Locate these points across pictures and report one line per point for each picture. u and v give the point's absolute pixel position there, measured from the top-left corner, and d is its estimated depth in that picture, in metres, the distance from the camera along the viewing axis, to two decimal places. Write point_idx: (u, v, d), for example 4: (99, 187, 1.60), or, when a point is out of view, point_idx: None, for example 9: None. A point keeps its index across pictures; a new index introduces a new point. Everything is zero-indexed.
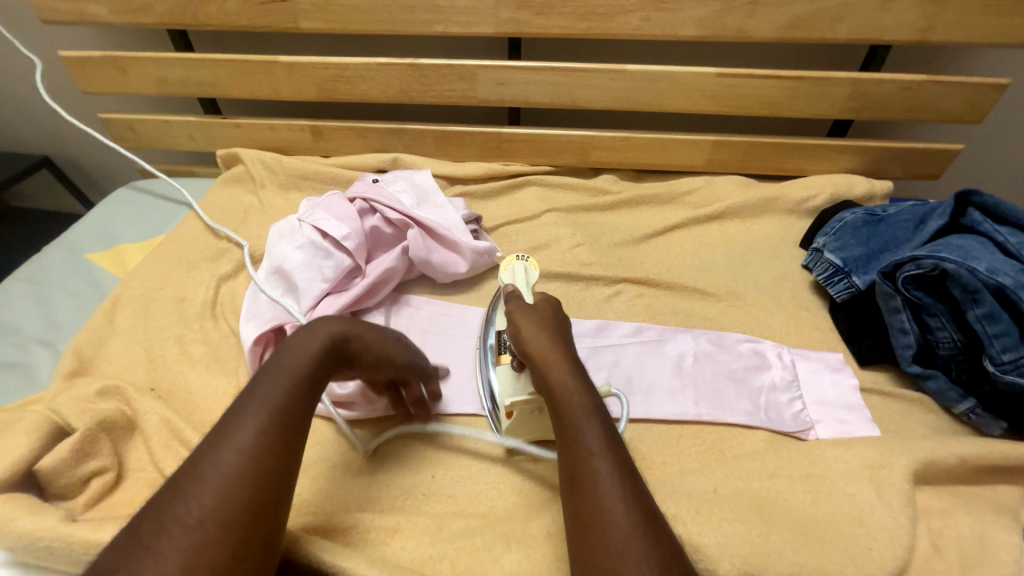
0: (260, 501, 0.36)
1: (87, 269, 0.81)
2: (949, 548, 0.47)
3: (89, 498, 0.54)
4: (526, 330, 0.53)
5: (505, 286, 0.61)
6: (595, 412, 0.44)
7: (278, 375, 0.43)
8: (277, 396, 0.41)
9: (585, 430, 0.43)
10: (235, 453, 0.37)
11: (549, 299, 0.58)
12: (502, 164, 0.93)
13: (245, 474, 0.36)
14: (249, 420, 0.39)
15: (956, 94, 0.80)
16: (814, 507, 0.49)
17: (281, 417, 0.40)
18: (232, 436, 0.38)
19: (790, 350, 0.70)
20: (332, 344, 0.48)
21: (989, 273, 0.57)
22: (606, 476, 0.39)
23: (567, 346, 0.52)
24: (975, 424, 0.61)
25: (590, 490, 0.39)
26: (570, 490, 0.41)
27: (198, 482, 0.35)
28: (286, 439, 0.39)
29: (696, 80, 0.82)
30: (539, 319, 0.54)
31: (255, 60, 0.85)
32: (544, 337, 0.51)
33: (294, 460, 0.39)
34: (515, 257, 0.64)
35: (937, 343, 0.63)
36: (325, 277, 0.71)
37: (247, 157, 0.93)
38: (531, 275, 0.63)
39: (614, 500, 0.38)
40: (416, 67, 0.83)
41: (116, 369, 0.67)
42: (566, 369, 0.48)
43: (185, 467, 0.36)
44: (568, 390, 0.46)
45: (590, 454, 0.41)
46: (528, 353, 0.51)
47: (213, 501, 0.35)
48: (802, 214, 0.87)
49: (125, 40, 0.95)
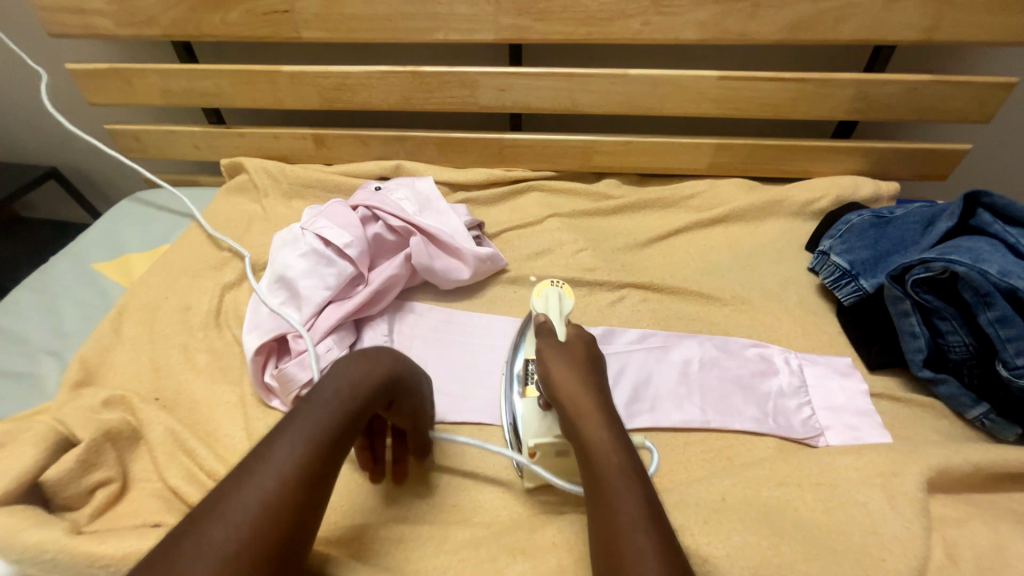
0: (285, 536, 0.35)
1: (93, 278, 0.82)
2: (966, 558, 0.45)
3: (94, 509, 0.54)
4: (556, 372, 0.53)
5: (538, 315, 0.61)
6: (630, 459, 0.44)
7: (322, 403, 0.42)
8: (323, 421, 0.41)
9: (620, 474, 0.42)
10: (272, 482, 0.36)
11: (583, 336, 0.57)
12: (504, 170, 0.93)
13: (276, 505, 0.35)
14: (288, 448, 0.38)
15: (963, 93, 0.79)
16: (825, 516, 0.48)
17: (319, 446, 0.39)
18: (270, 463, 0.37)
19: (798, 354, 0.69)
20: (385, 376, 0.47)
21: (1000, 275, 0.56)
22: (638, 525, 0.39)
23: (601, 389, 0.51)
24: (989, 430, 0.60)
25: (621, 540, 0.38)
26: (598, 537, 0.40)
27: (231, 509, 0.34)
28: (321, 469, 0.39)
29: (698, 83, 0.81)
30: (573, 360, 0.54)
31: (257, 70, 0.86)
32: (576, 382, 0.51)
33: (323, 494, 0.39)
34: (551, 283, 0.64)
35: (948, 347, 0.62)
36: (328, 284, 0.71)
37: (252, 166, 0.94)
38: (565, 304, 0.62)
39: (648, 554, 0.37)
40: (417, 74, 0.84)
41: (122, 378, 0.68)
42: (600, 415, 0.48)
43: (219, 488, 0.35)
44: (601, 434, 0.46)
45: (623, 497, 0.41)
46: (557, 398, 0.51)
47: (242, 533, 0.33)
48: (807, 217, 0.86)
49: (131, 51, 0.96)
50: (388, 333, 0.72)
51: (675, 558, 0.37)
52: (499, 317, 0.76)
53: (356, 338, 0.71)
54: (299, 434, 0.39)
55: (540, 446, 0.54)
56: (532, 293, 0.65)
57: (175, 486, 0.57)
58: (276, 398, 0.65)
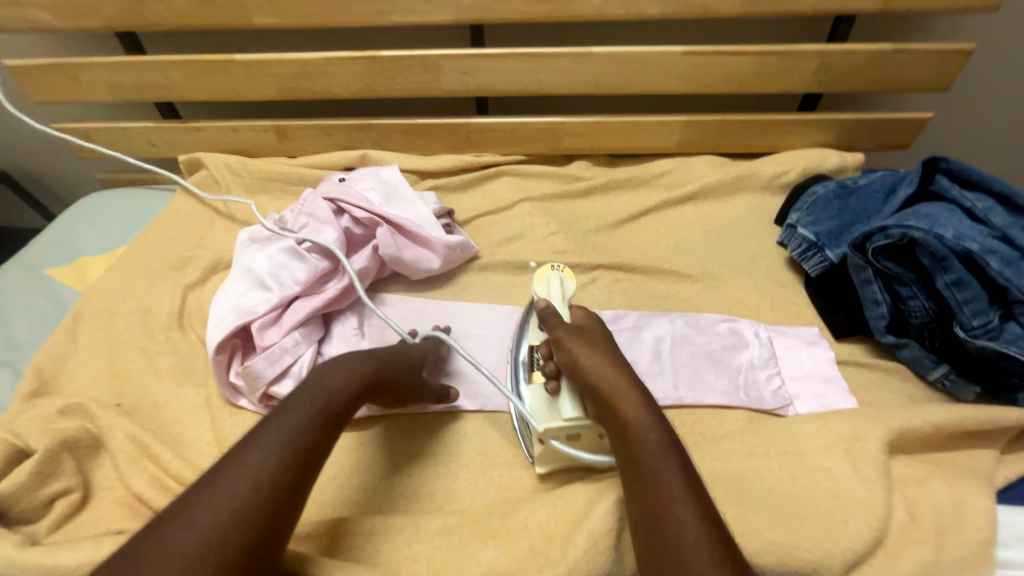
0: (286, 498, 0.37)
1: (48, 285, 0.79)
2: (925, 515, 0.47)
3: (53, 521, 0.52)
4: (582, 356, 0.50)
5: (539, 299, 0.59)
6: (664, 429, 0.44)
7: (321, 383, 0.46)
8: (301, 421, 0.41)
9: (658, 443, 0.43)
10: (276, 445, 0.39)
11: (592, 316, 0.57)
12: (473, 155, 0.91)
13: (279, 467, 0.38)
14: (283, 432, 0.40)
15: (923, 62, 0.80)
16: (791, 484, 0.49)
17: (318, 422, 0.42)
18: (276, 429, 0.40)
19: (767, 327, 0.70)
20: (362, 381, 0.49)
21: (956, 239, 0.57)
22: (679, 489, 0.40)
23: (625, 366, 0.50)
24: (949, 390, 0.62)
25: (666, 507, 0.39)
26: (642, 506, 0.41)
27: (239, 469, 0.37)
28: (320, 442, 0.42)
29: (663, 59, 0.81)
30: (595, 342, 0.52)
31: (210, 60, 0.82)
32: (604, 363, 0.49)
33: (319, 464, 0.41)
34: (551, 267, 0.62)
35: (909, 312, 0.63)
36: (297, 280, 0.68)
37: (211, 161, 0.91)
38: (566, 288, 0.61)
39: (691, 517, 0.38)
40: (377, 60, 0.81)
41: (81, 387, 0.66)
42: (630, 388, 0.47)
43: (226, 456, 0.38)
44: (634, 408, 0.45)
45: (664, 465, 0.41)
46: (585, 381, 0.49)
47: (252, 490, 0.36)
48: (776, 191, 0.86)
49: (74, 45, 0.91)
50: (358, 327, 0.70)
51: (713, 518, 0.39)
52: (472, 305, 0.75)
53: (324, 334, 0.69)
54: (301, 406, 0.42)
55: (549, 432, 0.52)
56: (532, 278, 0.63)
57: (140, 493, 0.55)
58: (244, 397, 0.64)
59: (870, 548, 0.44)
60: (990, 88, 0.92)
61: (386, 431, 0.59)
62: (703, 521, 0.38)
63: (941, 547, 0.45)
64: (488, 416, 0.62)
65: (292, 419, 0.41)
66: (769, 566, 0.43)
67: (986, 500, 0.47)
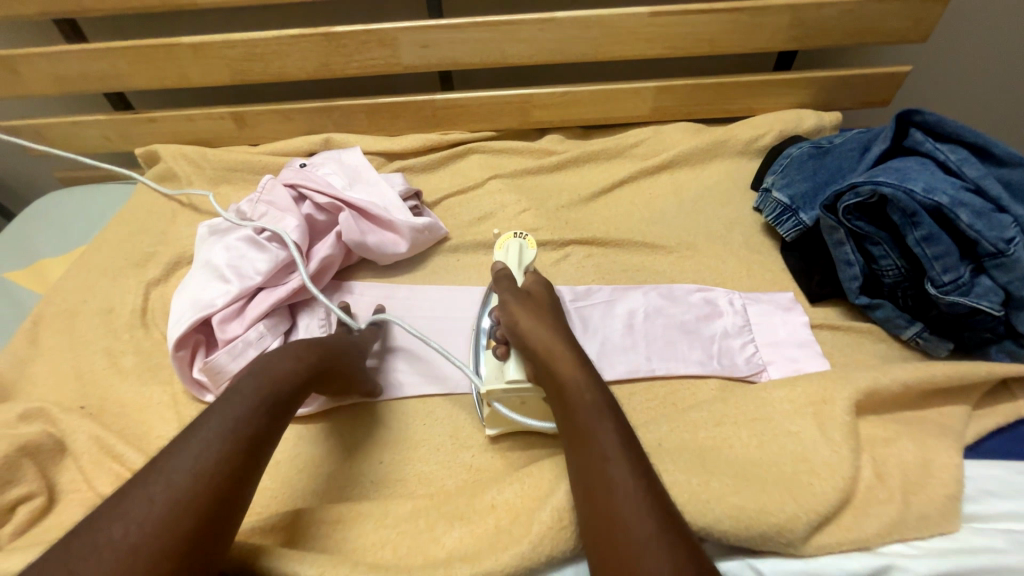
0: (227, 485, 0.38)
1: (6, 289, 0.77)
2: (892, 474, 0.46)
3: (16, 527, 0.51)
4: (523, 321, 0.52)
5: (498, 264, 0.64)
6: (609, 400, 0.44)
7: (265, 371, 0.46)
8: (241, 411, 0.42)
9: (593, 400, 0.43)
10: (216, 434, 0.40)
11: (538, 278, 0.60)
12: (441, 133, 0.88)
13: (222, 457, 0.39)
14: (221, 421, 0.41)
15: (898, 11, 0.76)
16: (760, 451, 0.48)
17: (259, 411, 0.43)
18: (215, 418, 0.41)
19: (741, 294, 0.68)
20: (308, 369, 0.49)
21: (926, 193, 0.55)
22: (613, 442, 0.40)
23: (569, 333, 0.52)
24: (923, 347, 0.61)
25: (599, 461, 0.40)
26: (578, 462, 0.41)
27: (176, 459, 0.37)
28: (262, 429, 0.42)
29: (630, 22, 0.77)
30: (538, 308, 0.54)
31: (155, 44, 0.78)
32: (545, 329, 0.51)
33: (265, 453, 0.42)
34: (513, 235, 0.66)
35: (881, 272, 0.61)
36: (258, 270, 0.66)
37: (168, 153, 0.87)
38: (526, 254, 0.65)
39: (622, 468, 0.39)
40: (331, 36, 0.77)
41: (43, 391, 0.64)
42: (569, 354, 0.48)
43: (164, 449, 0.39)
44: (572, 370, 0.46)
45: (599, 422, 0.42)
46: (529, 346, 0.50)
47: (187, 479, 0.37)
48: (752, 155, 0.84)
49: (13, 35, 0.86)
50: (324, 319, 0.67)
51: (644, 468, 0.39)
52: (442, 286, 0.73)
53: (291, 325, 0.67)
54: (243, 396, 0.43)
55: (492, 394, 0.53)
56: (495, 245, 0.67)
57: (105, 493, 0.54)
58: (210, 392, 0.63)
59: (836, 510, 0.44)
60: (971, 36, 0.88)
61: (355, 420, 0.59)
62: (635, 470, 0.39)
63: (907, 505, 0.45)
64: (459, 398, 0.61)
65: (234, 409, 0.42)
66: (734, 533, 0.42)
67: (953, 456, 0.47)
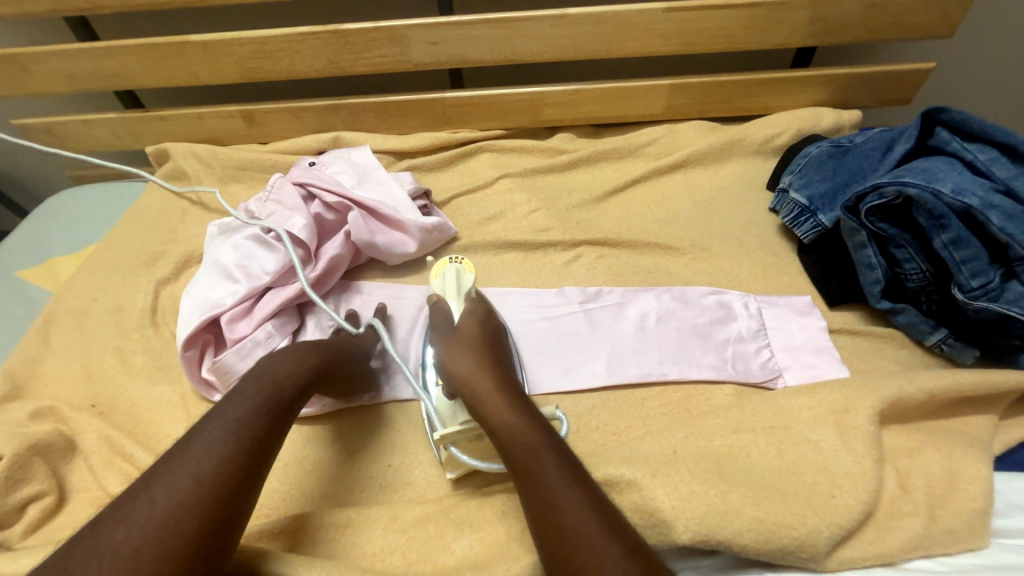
0: (232, 488, 0.38)
1: (17, 286, 0.77)
2: (917, 487, 0.45)
3: (26, 525, 0.52)
4: (455, 368, 0.50)
5: (434, 293, 0.61)
6: (548, 434, 0.44)
7: (268, 372, 0.46)
8: (245, 413, 0.42)
9: (535, 439, 0.43)
10: (220, 435, 0.39)
11: (475, 315, 0.56)
12: (450, 132, 0.87)
13: (223, 459, 0.38)
14: (221, 425, 0.40)
15: (923, 6, 0.74)
16: (778, 460, 0.47)
17: (263, 412, 0.43)
18: (218, 421, 0.40)
19: (757, 297, 0.67)
20: (313, 370, 0.49)
21: (954, 194, 0.53)
22: (561, 484, 0.40)
23: (502, 367, 0.51)
24: (948, 354, 0.59)
25: (550, 502, 0.39)
26: (528, 508, 0.41)
27: (179, 463, 0.37)
28: (266, 431, 0.42)
29: (645, 17, 0.75)
30: (469, 347, 0.52)
31: (165, 42, 0.78)
32: (475, 371, 0.50)
33: (270, 455, 0.42)
34: (448, 261, 0.63)
35: (905, 276, 0.60)
36: (267, 270, 0.65)
37: (178, 151, 0.87)
38: (463, 279, 0.62)
39: (571, 509, 0.39)
40: (341, 33, 0.76)
41: (55, 389, 0.65)
42: (500, 395, 0.47)
43: (167, 453, 0.39)
44: (505, 411, 0.46)
45: (541, 461, 0.42)
46: (463, 393, 0.49)
47: (191, 483, 0.36)
48: (768, 154, 0.82)
49: (26, 34, 0.86)
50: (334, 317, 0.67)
51: (598, 501, 0.40)
52: None
53: (299, 325, 0.67)
54: (247, 398, 0.43)
55: (447, 437, 0.49)
56: (431, 273, 0.64)
57: (115, 493, 0.55)
58: (218, 392, 0.62)
59: (858, 523, 0.42)
60: (997, 31, 0.85)
61: (364, 423, 0.58)
62: (587, 506, 0.39)
63: (932, 519, 0.43)
64: None
65: (238, 411, 0.42)
66: (753, 546, 0.41)
67: (981, 468, 0.45)
